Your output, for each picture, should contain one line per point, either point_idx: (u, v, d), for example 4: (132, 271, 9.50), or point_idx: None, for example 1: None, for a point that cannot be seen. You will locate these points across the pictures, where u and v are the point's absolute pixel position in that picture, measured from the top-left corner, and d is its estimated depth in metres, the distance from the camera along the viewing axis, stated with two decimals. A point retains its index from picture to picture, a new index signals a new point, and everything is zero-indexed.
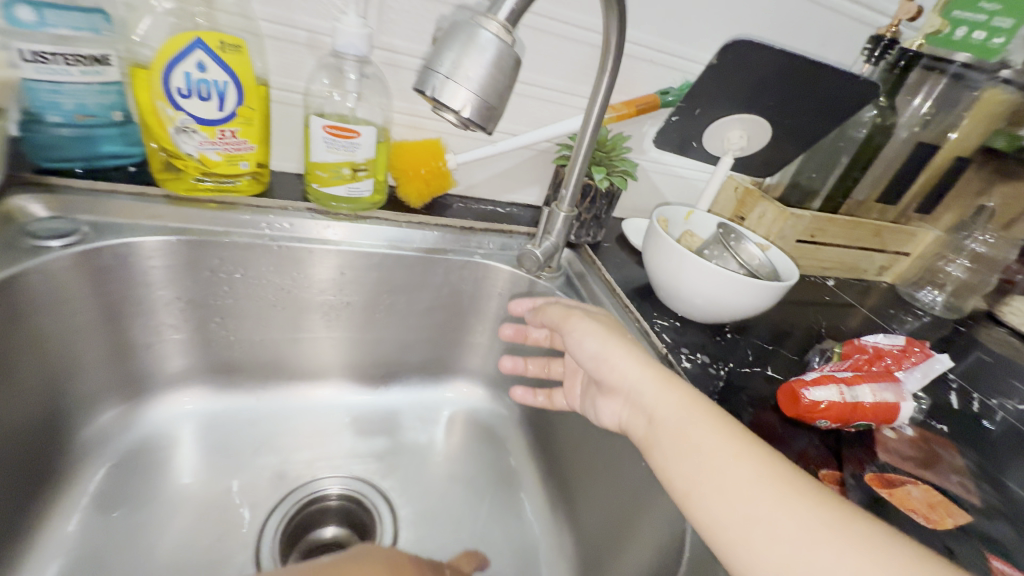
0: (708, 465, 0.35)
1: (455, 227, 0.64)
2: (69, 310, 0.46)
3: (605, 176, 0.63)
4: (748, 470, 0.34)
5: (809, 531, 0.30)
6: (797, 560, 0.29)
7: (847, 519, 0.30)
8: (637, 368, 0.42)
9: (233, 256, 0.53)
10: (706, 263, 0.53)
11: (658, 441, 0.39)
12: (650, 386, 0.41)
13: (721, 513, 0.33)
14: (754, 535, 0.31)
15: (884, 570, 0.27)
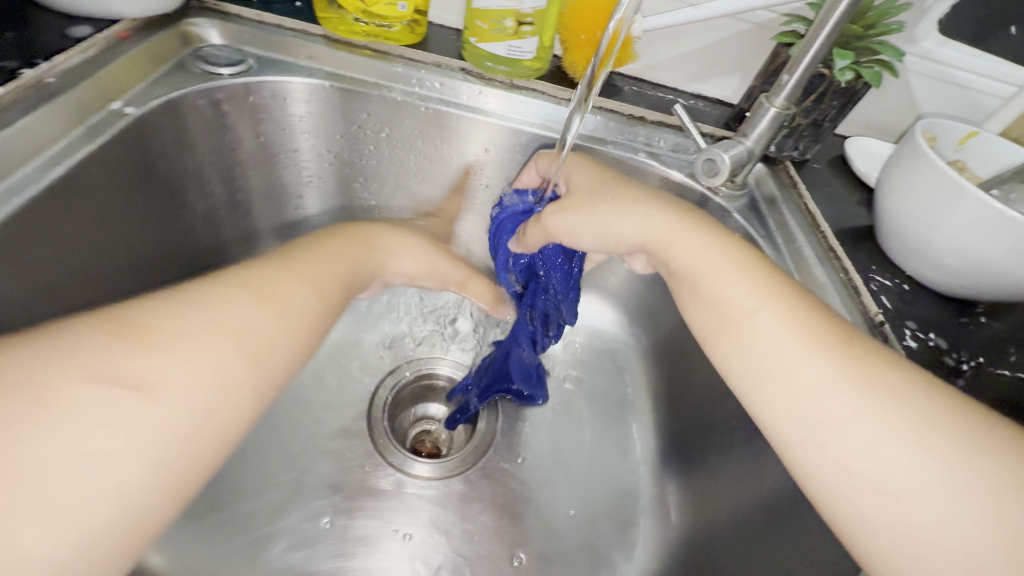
0: (768, 349, 0.31)
1: (623, 114, 0.52)
2: (231, 145, 0.47)
3: (851, 65, 0.44)
4: (770, 323, 0.32)
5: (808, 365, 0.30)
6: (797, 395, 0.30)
7: (842, 354, 0.30)
8: (635, 217, 0.39)
9: (380, 113, 0.49)
10: (998, 209, 0.35)
11: (708, 326, 0.35)
12: (653, 225, 0.38)
13: (738, 362, 0.32)
14: (764, 386, 0.31)
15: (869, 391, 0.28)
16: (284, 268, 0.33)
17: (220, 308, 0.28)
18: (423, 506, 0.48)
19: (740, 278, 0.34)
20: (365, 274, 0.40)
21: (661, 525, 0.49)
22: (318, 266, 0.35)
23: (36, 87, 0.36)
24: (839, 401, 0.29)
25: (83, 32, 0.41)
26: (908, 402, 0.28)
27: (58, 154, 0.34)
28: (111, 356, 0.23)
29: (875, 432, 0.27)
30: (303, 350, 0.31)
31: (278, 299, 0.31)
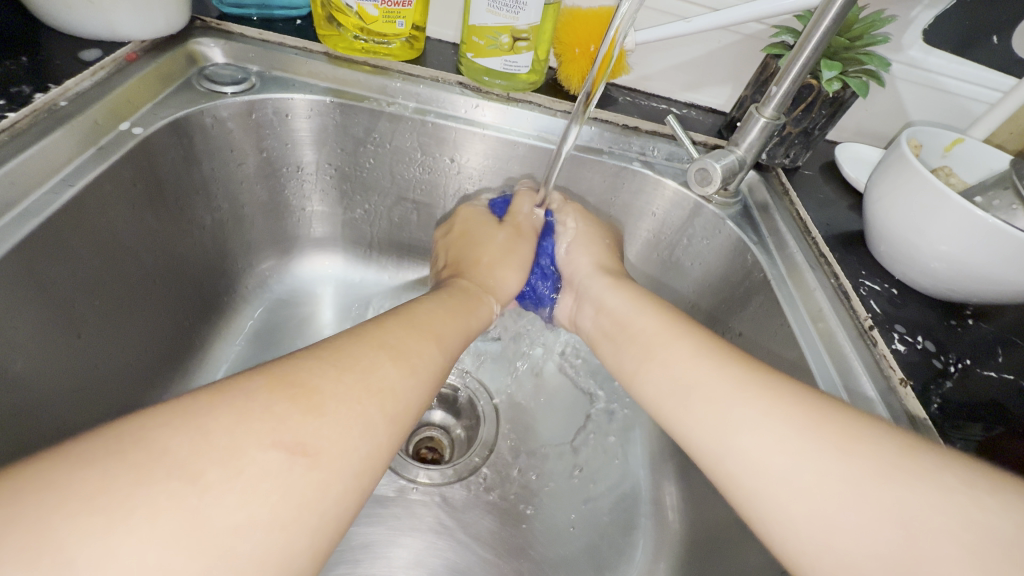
0: (679, 369, 0.35)
1: (617, 125, 0.54)
2: (236, 161, 0.48)
3: (838, 75, 0.45)
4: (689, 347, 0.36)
5: (713, 385, 0.33)
6: (708, 424, 0.32)
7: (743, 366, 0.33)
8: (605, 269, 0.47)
9: (380, 127, 0.51)
10: (979, 216, 0.37)
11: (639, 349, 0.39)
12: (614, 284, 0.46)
13: (661, 377, 0.36)
14: (676, 407, 0.34)
15: (772, 403, 0.30)
16: (422, 330, 0.33)
17: (373, 371, 0.28)
18: (428, 512, 0.49)
19: (668, 332, 0.38)
20: (476, 330, 0.40)
21: (662, 529, 0.50)
22: (442, 322, 0.35)
23: (49, 110, 0.37)
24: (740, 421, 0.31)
25: (92, 55, 0.42)
26: (806, 407, 0.29)
27: (72, 174, 0.35)
28: (298, 433, 0.23)
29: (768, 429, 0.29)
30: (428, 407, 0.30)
31: (410, 355, 0.30)
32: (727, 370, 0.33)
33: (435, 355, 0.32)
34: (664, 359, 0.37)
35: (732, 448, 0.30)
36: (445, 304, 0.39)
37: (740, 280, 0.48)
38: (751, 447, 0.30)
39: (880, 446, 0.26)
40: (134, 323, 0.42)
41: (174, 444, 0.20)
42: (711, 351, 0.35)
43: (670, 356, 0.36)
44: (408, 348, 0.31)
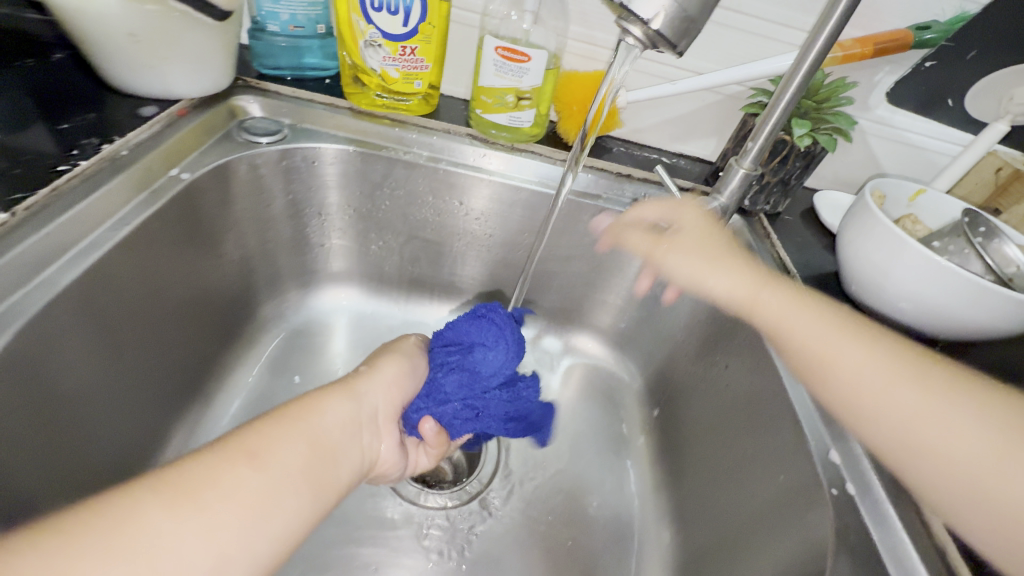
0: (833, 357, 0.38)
1: (611, 173, 0.59)
2: (266, 201, 0.54)
3: (808, 132, 0.51)
4: (850, 350, 0.37)
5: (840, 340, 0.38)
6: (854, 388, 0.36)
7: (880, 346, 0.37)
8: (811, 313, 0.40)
9: (396, 173, 0.56)
10: (934, 259, 0.41)
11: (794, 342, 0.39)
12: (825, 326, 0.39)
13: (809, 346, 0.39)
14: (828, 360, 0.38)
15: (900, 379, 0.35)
16: (275, 421, 0.33)
17: (231, 475, 0.28)
18: (427, 533, 0.52)
19: (819, 317, 0.39)
20: (348, 413, 0.38)
21: (656, 556, 0.51)
22: (306, 407, 0.35)
23: (112, 159, 0.43)
24: (896, 395, 0.35)
25: (149, 111, 0.48)
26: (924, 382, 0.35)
27: (128, 215, 0.40)
28: (114, 544, 0.24)
29: (930, 419, 0.33)
30: (289, 487, 0.30)
31: (275, 453, 0.31)
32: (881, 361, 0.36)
33: (292, 449, 0.32)
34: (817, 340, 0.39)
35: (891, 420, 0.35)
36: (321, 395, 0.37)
37: (724, 316, 0.52)
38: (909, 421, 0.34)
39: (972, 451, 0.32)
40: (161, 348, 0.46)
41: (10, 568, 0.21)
42: (878, 354, 0.36)
43: (839, 352, 0.37)
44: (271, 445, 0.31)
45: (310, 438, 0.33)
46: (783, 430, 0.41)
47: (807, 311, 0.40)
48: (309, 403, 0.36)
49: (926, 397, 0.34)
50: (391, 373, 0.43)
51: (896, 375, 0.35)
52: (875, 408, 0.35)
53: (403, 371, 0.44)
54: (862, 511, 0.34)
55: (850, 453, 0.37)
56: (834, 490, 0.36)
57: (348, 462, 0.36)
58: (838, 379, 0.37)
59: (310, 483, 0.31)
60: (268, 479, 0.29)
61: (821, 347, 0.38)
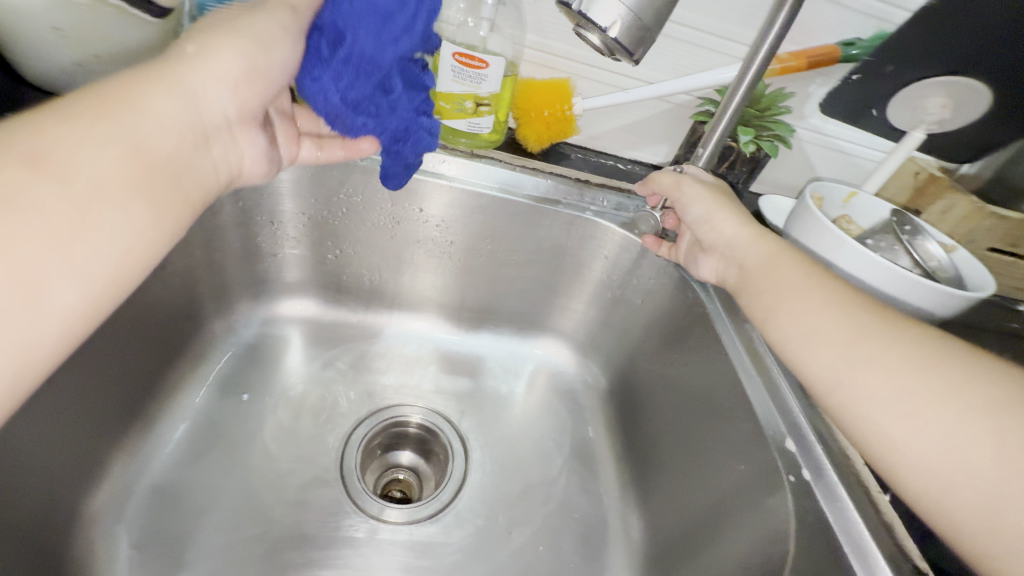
0: (810, 309, 0.39)
1: (568, 178, 0.60)
2: (213, 210, 0.52)
3: (752, 139, 0.54)
4: (818, 296, 0.39)
5: (820, 297, 0.39)
6: (802, 338, 0.39)
7: (856, 308, 0.37)
8: (735, 227, 0.47)
9: (353, 181, 0.55)
10: (868, 254, 0.44)
11: (769, 304, 0.42)
12: (741, 241, 0.46)
13: (789, 317, 0.40)
14: (785, 311, 0.40)
15: (877, 337, 0.35)
16: (67, 121, 0.27)
17: (1, 185, 0.24)
18: (395, 550, 0.50)
19: (798, 282, 0.41)
20: (191, 123, 0.33)
21: (626, 554, 0.52)
22: (129, 93, 0.30)
23: None
24: (854, 343, 0.36)
25: None
26: (883, 329, 0.36)
27: None
28: None
29: (869, 359, 0.35)
30: (99, 202, 0.27)
31: (74, 163, 0.27)
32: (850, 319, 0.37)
33: (104, 141, 0.28)
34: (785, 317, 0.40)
35: (845, 376, 0.36)
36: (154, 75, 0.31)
37: (681, 316, 0.54)
38: (868, 387, 0.34)
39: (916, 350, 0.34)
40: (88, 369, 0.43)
41: None
42: (848, 312, 0.37)
43: (790, 313, 0.40)
44: (54, 155, 0.26)
45: (127, 145, 0.29)
46: (741, 422, 0.43)
47: (788, 268, 0.42)
48: (114, 96, 0.30)
49: (895, 363, 0.34)
50: (235, 72, 0.34)
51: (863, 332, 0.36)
52: (839, 369, 0.36)
53: (258, 58, 0.35)
54: (819, 498, 0.36)
55: (804, 442, 0.39)
56: (791, 477, 0.37)
57: (191, 178, 0.34)
58: (795, 320, 0.39)
59: (137, 191, 0.29)
60: (62, 194, 0.26)
61: (803, 320, 0.39)
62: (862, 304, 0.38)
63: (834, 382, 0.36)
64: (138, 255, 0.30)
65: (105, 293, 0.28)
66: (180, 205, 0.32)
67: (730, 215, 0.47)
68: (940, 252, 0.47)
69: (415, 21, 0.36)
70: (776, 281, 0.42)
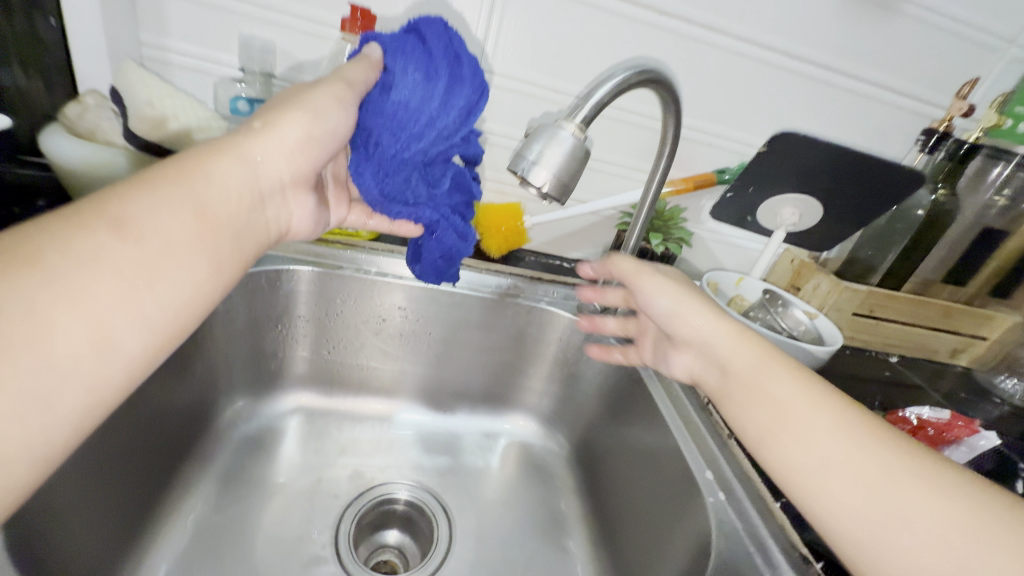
0: (795, 414, 0.36)
1: (524, 276, 0.74)
2: (230, 316, 0.62)
3: (661, 241, 0.71)
4: (787, 390, 0.38)
5: (801, 400, 0.37)
6: (790, 451, 0.36)
7: (840, 411, 0.35)
8: (710, 323, 0.44)
9: (349, 287, 0.67)
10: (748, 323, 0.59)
11: (758, 417, 0.38)
12: (722, 338, 0.43)
13: (754, 418, 0.39)
14: (763, 417, 0.38)
15: (866, 451, 0.33)
16: (146, 187, 0.32)
17: (91, 253, 0.28)
18: None
19: (783, 379, 0.38)
20: (247, 188, 0.38)
21: None
22: (194, 165, 0.35)
23: None
24: (831, 449, 0.34)
25: None
26: (874, 444, 0.33)
27: None
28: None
29: (812, 431, 0.35)
30: (169, 258, 0.31)
31: (151, 225, 0.31)
32: (839, 425, 0.34)
33: (174, 205, 0.32)
34: (779, 425, 0.37)
35: (821, 484, 0.34)
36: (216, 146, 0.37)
37: (623, 383, 0.66)
38: (853, 503, 0.32)
39: (915, 465, 0.32)
40: (114, 462, 0.49)
41: None
42: (837, 418, 0.35)
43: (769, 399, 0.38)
44: (136, 219, 0.30)
45: (195, 208, 0.33)
46: (676, 462, 0.53)
47: (772, 364, 0.39)
48: (190, 165, 0.35)
49: (879, 480, 0.32)
50: (294, 138, 0.40)
51: (844, 437, 0.34)
52: (818, 478, 0.34)
53: (315, 126, 0.41)
54: (732, 512, 0.46)
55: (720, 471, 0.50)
56: (712, 497, 0.47)
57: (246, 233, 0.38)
58: (784, 435, 0.36)
59: (199, 251, 0.33)
60: (141, 250, 0.30)
61: (797, 431, 0.36)
62: (853, 411, 0.35)
63: (814, 494, 0.34)
64: (197, 304, 0.33)
65: (166, 341, 0.32)
66: (234, 262, 0.36)
67: (696, 308, 0.45)
68: (803, 319, 0.62)
69: (438, 123, 0.46)
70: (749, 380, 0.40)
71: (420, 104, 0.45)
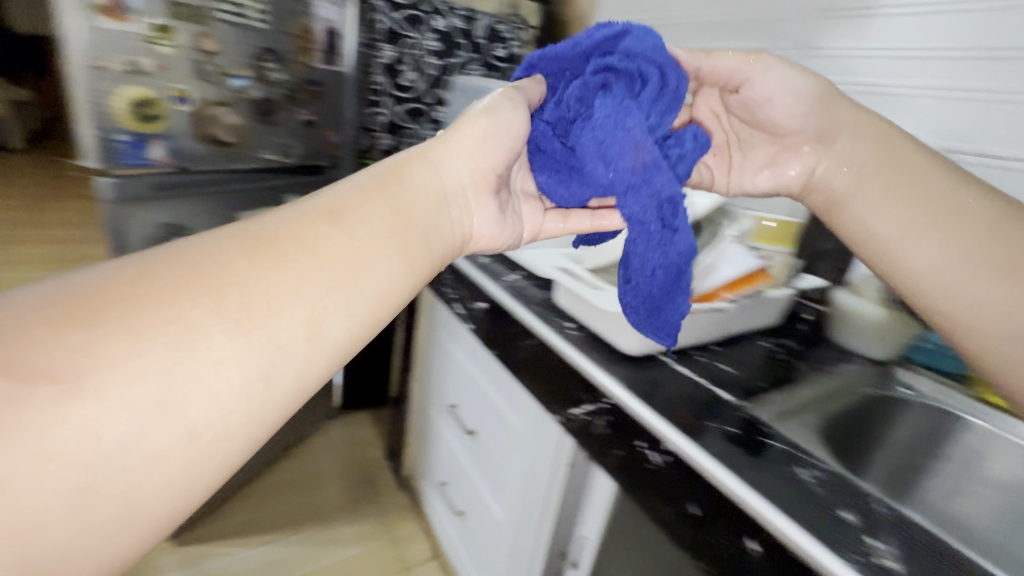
0: (937, 250, 0.55)
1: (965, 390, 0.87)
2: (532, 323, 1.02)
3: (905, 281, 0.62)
4: (936, 241, 0.55)
5: (944, 231, 0.55)
6: (938, 281, 0.55)
7: (975, 235, 0.54)
8: (920, 257, 0.56)
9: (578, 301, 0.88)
10: None
11: (920, 262, 0.56)
12: (928, 261, 0.56)
13: (915, 261, 0.57)
14: (909, 257, 0.57)
15: (991, 255, 0.53)
16: (361, 189, 0.43)
17: (315, 240, 0.38)
18: None
19: (941, 221, 0.56)
20: (429, 191, 0.48)
21: None
22: (392, 177, 0.46)
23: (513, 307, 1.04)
24: (972, 267, 0.54)
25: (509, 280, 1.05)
26: (1001, 256, 0.53)
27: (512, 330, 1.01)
28: (205, 299, 0.32)
29: (947, 250, 0.55)
30: (371, 248, 0.40)
31: (362, 217, 0.41)
32: (972, 241, 0.54)
33: (374, 206, 0.42)
34: (920, 262, 0.56)
35: (974, 338, 0.54)
36: (404, 162, 0.48)
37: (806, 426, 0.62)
38: (996, 328, 0.52)
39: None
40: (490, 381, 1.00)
41: (86, 337, 0.29)
42: (962, 235, 0.54)
43: (918, 248, 0.56)
44: (349, 210, 0.41)
45: (393, 207, 0.44)
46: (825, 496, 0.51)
47: (928, 224, 0.56)
48: (396, 177, 0.46)
49: (1013, 296, 0.51)
50: (473, 141, 0.52)
51: (981, 260, 0.53)
52: (965, 320, 0.54)
53: (490, 124, 0.52)
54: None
55: None
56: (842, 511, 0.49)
57: (433, 226, 0.47)
58: (934, 292, 0.56)
59: (398, 249, 0.42)
60: (352, 236, 0.40)
61: (959, 308, 0.54)
62: (987, 233, 0.54)
63: (953, 316, 0.55)
64: (390, 298, 0.41)
65: (364, 328, 0.39)
66: (425, 258, 0.45)
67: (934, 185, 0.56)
68: None
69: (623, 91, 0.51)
70: (893, 251, 0.58)
71: (606, 128, 0.51)
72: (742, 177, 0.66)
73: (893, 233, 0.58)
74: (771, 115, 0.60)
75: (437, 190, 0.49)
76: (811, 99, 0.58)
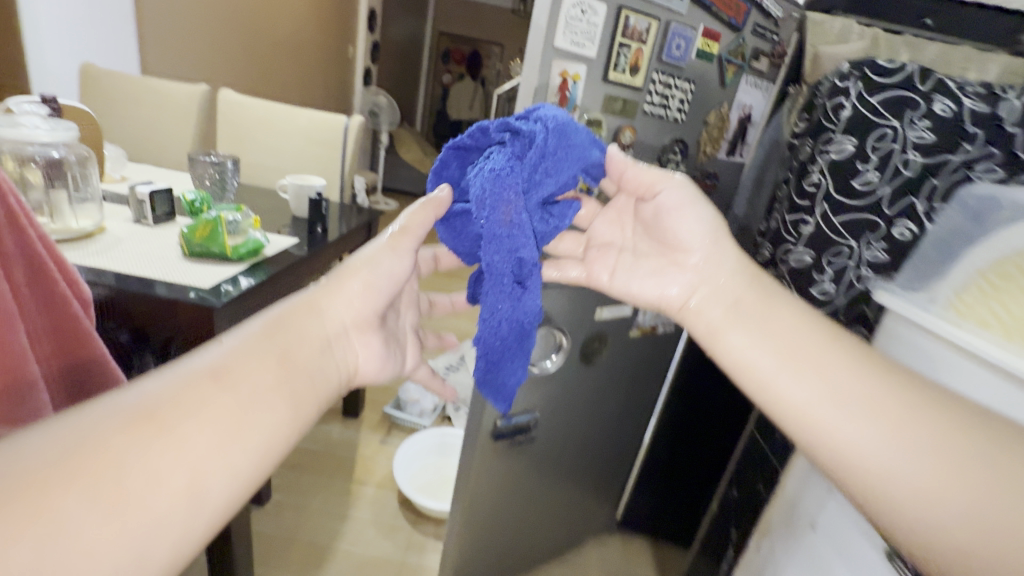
0: (900, 447, 0.43)
1: None
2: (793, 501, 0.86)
3: None
4: (923, 457, 0.42)
5: (926, 441, 0.42)
6: (944, 515, 0.40)
7: (942, 421, 0.43)
8: (871, 436, 0.44)
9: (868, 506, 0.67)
10: None
11: (930, 495, 0.41)
12: (917, 470, 0.42)
13: (907, 487, 0.42)
14: (889, 476, 0.42)
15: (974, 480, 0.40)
16: (251, 347, 0.44)
17: (206, 403, 0.38)
18: None
19: (898, 419, 0.43)
20: (316, 334, 0.49)
21: None
22: (288, 331, 0.47)
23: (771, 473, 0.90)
24: (965, 492, 0.40)
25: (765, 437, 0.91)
26: (967, 453, 0.41)
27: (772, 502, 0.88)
28: (78, 488, 0.31)
29: (948, 471, 0.41)
30: (262, 395, 0.42)
31: (241, 372, 0.41)
32: (940, 445, 0.42)
33: (253, 362, 0.43)
34: (939, 518, 0.40)
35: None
36: (283, 315, 0.48)
37: None
38: None
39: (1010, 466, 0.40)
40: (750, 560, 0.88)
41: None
42: (922, 446, 0.42)
43: (860, 429, 0.44)
44: (235, 369, 0.41)
45: (279, 355, 0.45)
46: None
47: (882, 408, 0.44)
48: (283, 325, 0.47)
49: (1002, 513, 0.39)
50: (355, 291, 0.52)
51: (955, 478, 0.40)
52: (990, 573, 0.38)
53: (371, 276, 0.53)
54: None
55: None
56: None
57: (326, 373, 0.49)
58: (947, 519, 0.40)
59: (285, 398, 0.43)
60: (242, 394, 0.40)
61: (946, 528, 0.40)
62: (966, 431, 0.42)
63: None
64: (283, 444, 0.43)
65: (247, 486, 0.40)
66: (310, 400, 0.46)
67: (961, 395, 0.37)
68: None
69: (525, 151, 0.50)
70: (881, 472, 0.43)
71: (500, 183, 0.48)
72: (627, 280, 0.60)
73: (819, 416, 0.46)
74: (674, 226, 0.57)
75: (316, 336, 0.49)
76: (710, 229, 0.56)
